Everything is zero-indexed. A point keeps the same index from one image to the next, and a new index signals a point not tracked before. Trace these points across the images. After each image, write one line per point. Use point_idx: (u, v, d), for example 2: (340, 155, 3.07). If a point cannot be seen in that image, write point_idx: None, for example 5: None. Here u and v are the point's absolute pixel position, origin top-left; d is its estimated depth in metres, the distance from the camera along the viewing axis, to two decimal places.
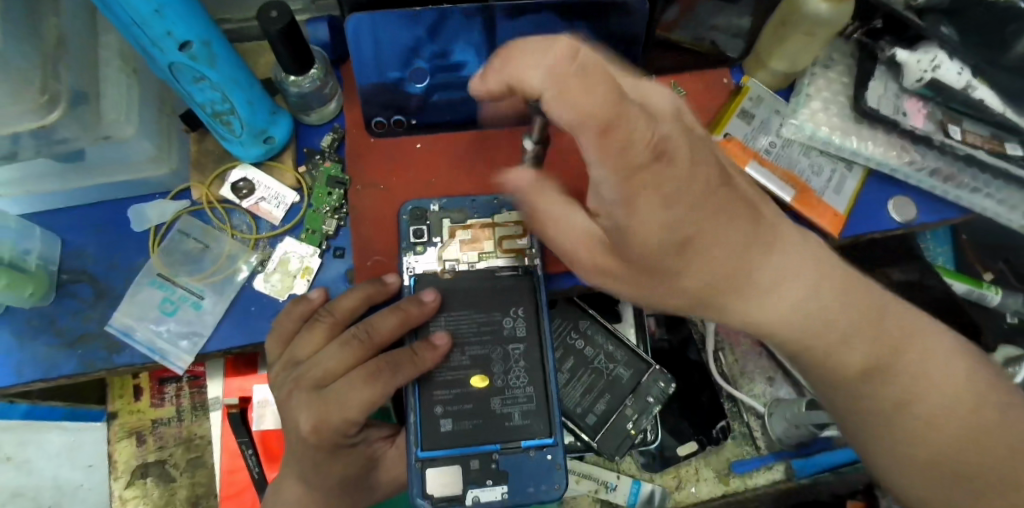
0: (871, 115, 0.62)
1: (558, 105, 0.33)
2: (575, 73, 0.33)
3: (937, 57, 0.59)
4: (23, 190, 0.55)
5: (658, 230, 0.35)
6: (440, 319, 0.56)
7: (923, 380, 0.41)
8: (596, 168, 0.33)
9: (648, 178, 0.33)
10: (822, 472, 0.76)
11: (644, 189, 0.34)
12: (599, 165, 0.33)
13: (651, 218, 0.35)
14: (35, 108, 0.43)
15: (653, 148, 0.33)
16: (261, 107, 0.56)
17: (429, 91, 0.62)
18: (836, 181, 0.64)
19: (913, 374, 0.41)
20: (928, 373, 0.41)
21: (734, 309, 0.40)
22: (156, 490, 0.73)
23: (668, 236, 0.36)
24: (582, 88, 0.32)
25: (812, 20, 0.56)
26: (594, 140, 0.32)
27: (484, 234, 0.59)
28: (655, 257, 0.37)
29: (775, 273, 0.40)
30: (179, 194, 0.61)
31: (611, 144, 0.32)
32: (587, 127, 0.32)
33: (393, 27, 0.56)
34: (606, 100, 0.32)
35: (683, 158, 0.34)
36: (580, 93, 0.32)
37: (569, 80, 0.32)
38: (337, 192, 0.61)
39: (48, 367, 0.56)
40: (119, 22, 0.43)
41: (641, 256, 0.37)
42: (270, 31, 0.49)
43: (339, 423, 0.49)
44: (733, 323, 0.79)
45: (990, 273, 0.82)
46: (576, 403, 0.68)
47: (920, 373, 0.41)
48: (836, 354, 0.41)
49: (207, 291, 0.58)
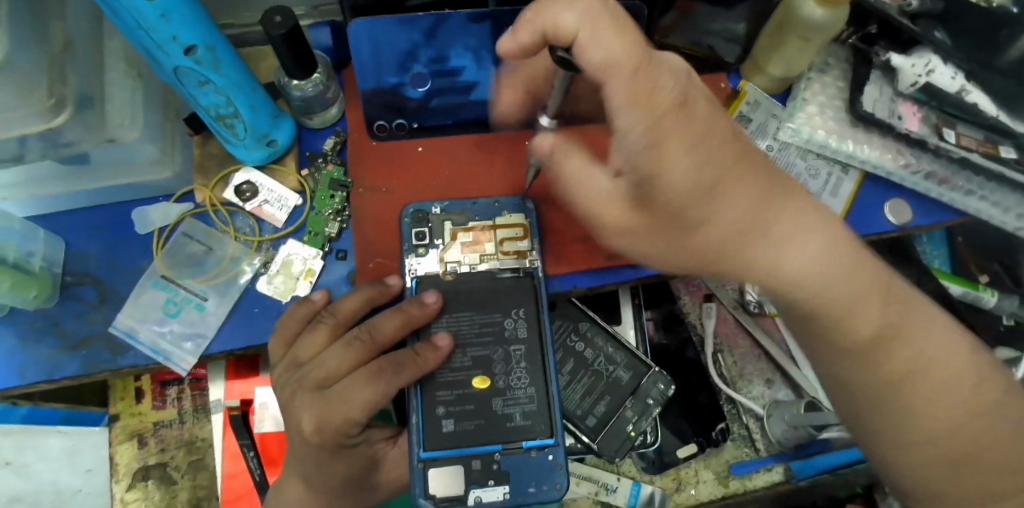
0: (866, 118, 0.63)
1: (591, 50, 0.40)
2: (608, 18, 0.40)
3: (931, 61, 0.60)
4: (28, 192, 0.56)
5: (688, 175, 0.40)
6: (441, 321, 0.56)
7: (926, 350, 0.43)
8: (624, 112, 0.40)
9: (674, 122, 0.40)
10: (821, 473, 0.76)
11: (670, 133, 0.39)
12: (628, 109, 0.40)
13: (681, 161, 0.39)
14: (42, 111, 0.44)
15: (676, 96, 0.40)
16: (264, 111, 0.56)
17: (428, 96, 0.63)
18: (833, 183, 0.65)
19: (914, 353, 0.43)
20: (928, 349, 0.43)
21: (748, 268, 0.42)
22: (157, 493, 0.73)
23: (698, 174, 0.40)
24: (616, 38, 0.40)
25: (806, 25, 0.57)
26: (625, 82, 0.39)
27: (484, 236, 0.60)
28: (682, 203, 0.40)
29: (777, 249, 0.42)
30: (182, 196, 0.61)
31: (640, 86, 0.40)
32: (619, 71, 0.40)
33: (390, 31, 0.57)
34: (632, 50, 0.40)
35: (702, 107, 0.41)
36: (613, 41, 0.40)
37: (603, 22, 0.40)
38: (339, 195, 0.61)
39: (52, 369, 0.56)
40: (125, 27, 0.44)
41: (671, 202, 0.40)
42: (274, 36, 0.50)
43: (341, 423, 0.49)
44: (731, 325, 0.80)
45: (985, 275, 0.82)
46: (576, 405, 0.69)
47: (921, 350, 0.43)
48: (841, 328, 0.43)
49: (210, 292, 0.58)
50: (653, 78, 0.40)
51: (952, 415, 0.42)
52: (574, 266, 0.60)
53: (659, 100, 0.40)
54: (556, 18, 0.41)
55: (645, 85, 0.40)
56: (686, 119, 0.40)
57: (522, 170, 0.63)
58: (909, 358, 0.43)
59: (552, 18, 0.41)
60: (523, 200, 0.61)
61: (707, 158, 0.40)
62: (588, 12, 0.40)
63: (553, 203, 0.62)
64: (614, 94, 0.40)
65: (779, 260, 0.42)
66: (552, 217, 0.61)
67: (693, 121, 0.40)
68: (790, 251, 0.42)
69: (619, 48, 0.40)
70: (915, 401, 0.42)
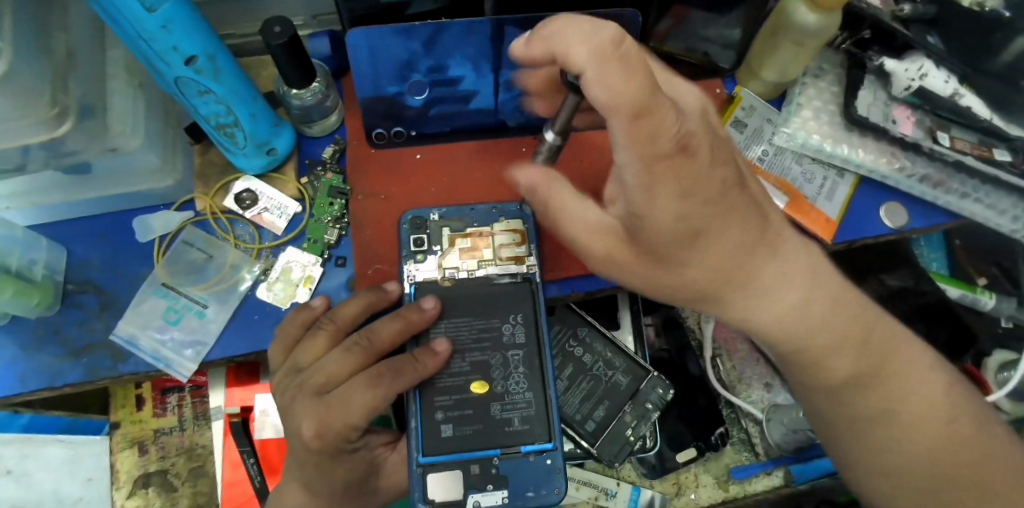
0: (860, 122, 0.64)
1: (595, 89, 0.37)
2: (618, 60, 0.36)
3: (923, 66, 0.61)
4: (30, 202, 0.57)
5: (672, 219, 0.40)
6: (440, 326, 0.57)
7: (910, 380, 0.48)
8: (622, 151, 0.38)
9: (668, 167, 0.38)
10: (822, 477, 0.76)
11: (661, 178, 0.38)
12: (626, 148, 0.37)
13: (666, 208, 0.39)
14: (46, 120, 0.45)
15: (676, 142, 0.37)
16: (264, 119, 0.57)
17: (427, 104, 0.64)
18: (828, 187, 0.66)
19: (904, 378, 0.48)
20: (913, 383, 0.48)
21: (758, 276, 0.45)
22: (158, 500, 0.73)
23: (704, 198, 0.40)
24: (624, 80, 0.36)
25: (801, 31, 0.58)
26: (625, 125, 0.36)
27: (482, 242, 0.60)
28: None
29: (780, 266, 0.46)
30: (183, 205, 0.62)
31: (640, 131, 0.36)
32: (620, 110, 0.36)
33: (388, 42, 0.58)
34: (643, 91, 0.36)
35: (703, 153, 0.39)
36: (619, 81, 0.36)
37: (610, 64, 0.36)
38: (338, 202, 0.62)
39: (53, 376, 0.56)
40: (127, 37, 0.45)
41: (674, 225, 0.42)
42: (274, 46, 0.51)
43: (340, 428, 0.50)
44: (730, 329, 0.80)
45: (984, 278, 0.83)
46: (575, 409, 0.69)
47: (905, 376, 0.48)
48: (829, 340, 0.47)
49: (211, 300, 0.59)
50: (656, 120, 0.36)
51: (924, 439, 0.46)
52: (572, 270, 0.60)
53: (657, 148, 0.37)
54: (568, 49, 0.39)
55: (647, 128, 0.36)
56: (685, 166, 0.38)
57: None
58: (894, 392, 0.47)
59: (565, 49, 0.39)
60: (521, 207, 0.61)
61: (697, 207, 0.40)
62: (602, 46, 0.37)
63: None
64: (615, 131, 0.37)
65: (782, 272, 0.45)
66: None
67: (688, 172, 0.39)
68: (783, 274, 0.46)
69: (625, 88, 0.36)
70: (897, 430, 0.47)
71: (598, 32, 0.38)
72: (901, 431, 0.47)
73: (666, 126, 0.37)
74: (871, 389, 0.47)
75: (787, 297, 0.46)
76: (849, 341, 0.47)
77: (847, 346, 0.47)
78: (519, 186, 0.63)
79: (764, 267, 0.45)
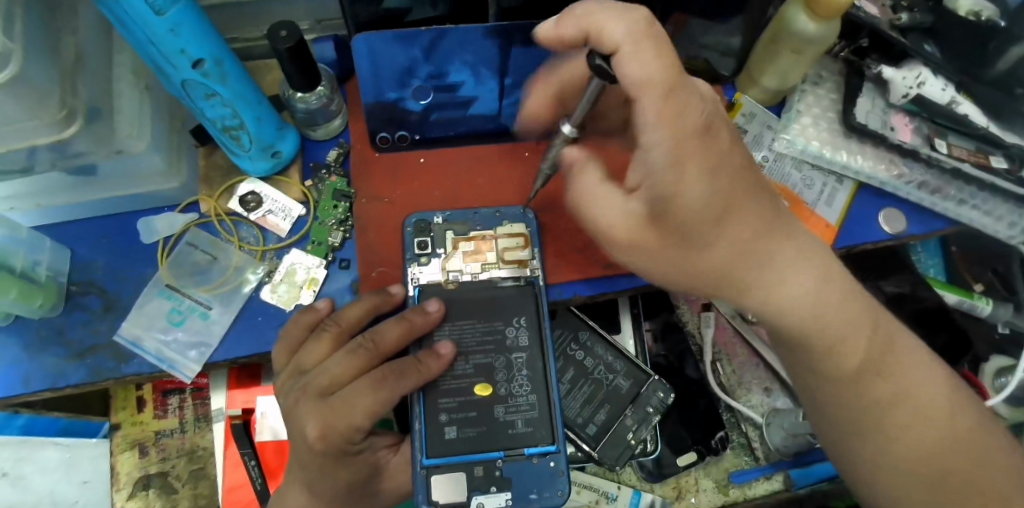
0: (859, 129, 0.64)
1: (628, 65, 0.39)
2: (651, 40, 0.38)
3: (921, 74, 0.62)
4: (36, 203, 0.57)
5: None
6: (444, 329, 0.57)
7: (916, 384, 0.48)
8: (650, 131, 0.40)
9: (697, 145, 0.40)
10: (821, 482, 0.76)
11: (690, 157, 0.40)
12: (654, 128, 0.40)
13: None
14: (54, 122, 0.45)
15: (702, 119, 0.41)
16: (270, 122, 0.57)
17: (429, 109, 0.64)
18: (828, 193, 0.66)
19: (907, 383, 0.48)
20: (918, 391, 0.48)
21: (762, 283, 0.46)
22: (158, 501, 0.73)
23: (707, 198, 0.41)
24: (655, 59, 0.38)
25: (801, 38, 0.59)
26: (657, 101, 0.39)
27: (486, 246, 0.61)
28: (674, 224, 0.42)
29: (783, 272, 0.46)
30: (187, 207, 0.62)
31: (668, 108, 0.39)
32: (650, 89, 0.39)
33: (389, 48, 0.59)
34: (672, 71, 0.39)
35: (717, 156, 0.41)
36: (652, 59, 0.38)
37: (645, 41, 0.38)
38: (342, 205, 0.63)
39: (57, 377, 0.56)
40: (135, 41, 0.45)
41: (685, 222, 0.42)
42: (279, 49, 0.51)
43: (344, 430, 0.50)
44: (730, 334, 0.81)
45: (980, 284, 0.83)
46: (576, 413, 0.69)
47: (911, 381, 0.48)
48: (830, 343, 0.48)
49: (215, 301, 0.59)
50: (681, 100, 0.40)
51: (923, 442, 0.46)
52: (574, 274, 0.61)
53: (685, 125, 0.40)
54: (601, 26, 0.39)
55: (674, 107, 0.39)
56: (710, 144, 0.41)
57: (526, 180, 0.64)
58: (893, 392, 0.47)
59: (599, 27, 0.40)
60: (525, 210, 0.61)
61: (723, 187, 0.42)
62: (635, 26, 0.38)
63: (553, 213, 0.63)
64: (645, 109, 0.39)
65: (782, 277, 0.46)
66: (552, 228, 0.62)
67: (712, 150, 0.41)
68: (788, 277, 0.46)
69: (657, 68, 0.38)
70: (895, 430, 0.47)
71: (629, 14, 0.39)
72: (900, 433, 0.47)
73: (692, 105, 0.40)
74: (874, 388, 0.47)
75: (791, 296, 0.47)
76: (849, 347, 0.47)
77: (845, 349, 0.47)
78: (522, 191, 0.64)
79: (766, 275, 0.46)
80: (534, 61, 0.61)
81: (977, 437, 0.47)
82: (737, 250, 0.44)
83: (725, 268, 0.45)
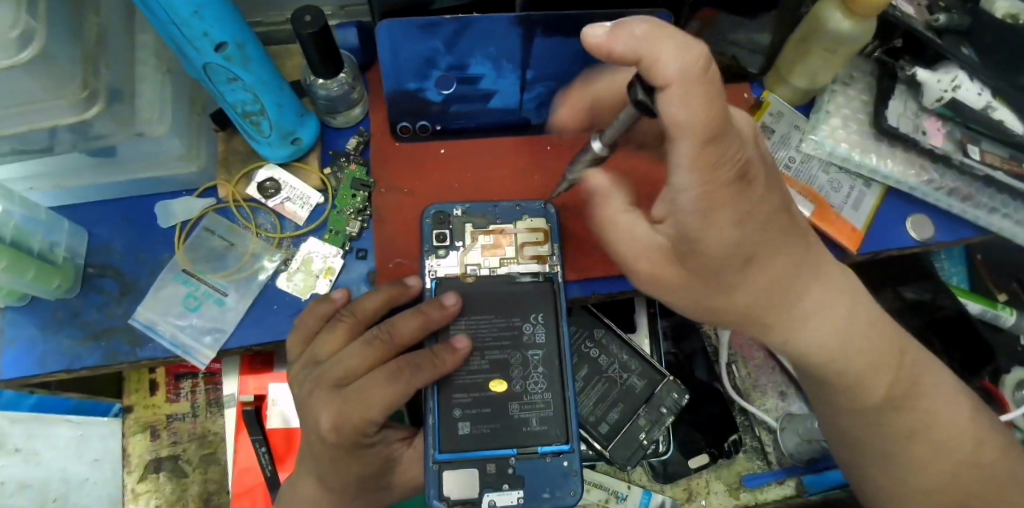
0: (890, 133, 0.63)
1: (668, 106, 0.34)
2: (704, 85, 0.33)
3: (957, 78, 0.59)
4: (54, 183, 0.57)
5: (726, 246, 0.40)
6: (460, 323, 0.56)
7: (942, 405, 0.49)
8: None
9: (728, 195, 0.38)
10: (833, 489, 0.74)
11: (731, 195, 0.39)
12: (687, 172, 0.36)
13: (721, 222, 0.40)
14: (76, 103, 0.45)
15: (738, 170, 0.37)
16: (290, 109, 0.57)
17: (450, 100, 0.62)
18: (855, 197, 0.65)
19: (927, 407, 0.49)
20: (945, 414, 0.49)
21: (791, 304, 0.46)
22: (168, 485, 0.74)
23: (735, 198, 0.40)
24: (704, 105, 0.33)
25: (834, 38, 0.57)
26: (693, 149, 0.35)
27: (505, 240, 0.60)
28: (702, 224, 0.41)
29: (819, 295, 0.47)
30: (205, 192, 0.62)
31: (706, 156, 0.35)
32: (693, 135, 0.34)
33: (410, 38, 0.56)
34: (719, 118, 0.34)
35: (760, 174, 0.40)
36: (699, 105, 0.33)
37: (695, 89, 0.33)
38: (361, 194, 0.62)
39: (72, 359, 0.56)
40: (158, 21, 0.44)
41: None
42: (303, 35, 0.50)
43: (358, 423, 0.49)
44: (746, 336, 0.79)
45: (1004, 294, 0.82)
46: (589, 411, 0.69)
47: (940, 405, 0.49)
48: (848, 362, 0.48)
49: (230, 288, 0.59)
50: (721, 148, 0.35)
51: (941, 466, 0.48)
52: (593, 272, 0.60)
53: (719, 176, 0.36)
54: (653, 56, 0.34)
55: (712, 157, 0.35)
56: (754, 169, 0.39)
57: (548, 176, 0.63)
58: (924, 417, 0.49)
59: (651, 57, 0.34)
60: (545, 206, 0.61)
61: (748, 232, 0.40)
62: (691, 66, 0.33)
63: (575, 208, 0.62)
64: None
65: (806, 292, 0.46)
66: (574, 224, 0.61)
67: (744, 199, 0.39)
68: (813, 287, 0.46)
69: (703, 114, 0.34)
70: (920, 448, 0.49)
71: (687, 48, 0.33)
72: (927, 452, 0.49)
73: (729, 156, 0.36)
74: (905, 412, 0.49)
75: (815, 304, 0.46)
76: (872, 361, 0.48)
77: (864, 357, 0.48)
78: (543, 187, 0.63)
79: (795, 285, 0.45)
80: (560, 56, 0.59)
81: (1001, 460, 0.49)
82: (783, 270, 0.44)
83: (758, 282, 0.44)
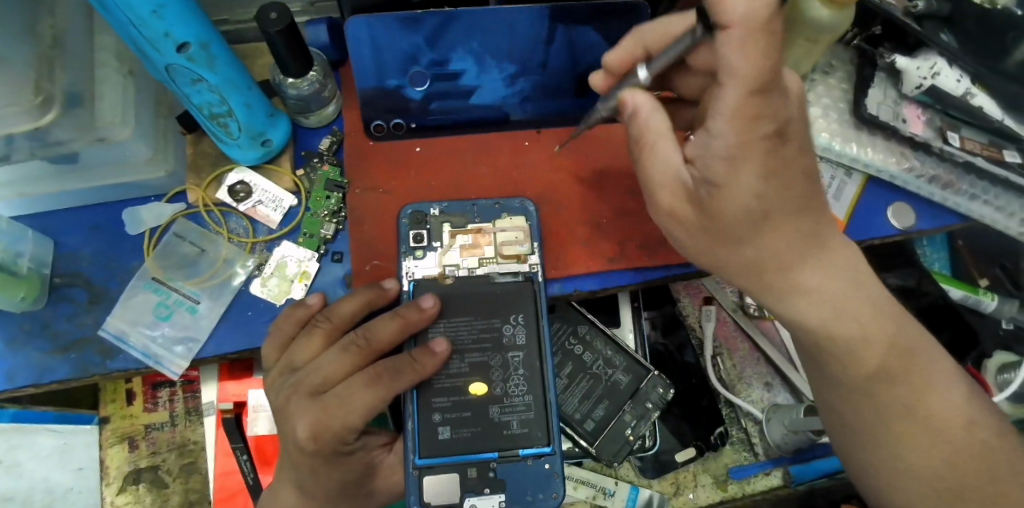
0: (870, 121, 0.62)
1: (727, 50, 0.37)
2: (766, 33, 0.36)
3: (936, 64, 0.58)
4: (17, 192, 0.55)
5: None
6: (438, 325, 0.55)
7: None
8: (720, 120, 0.39)
9: (764, 148, 0.39)
10: (820, 478, 0.75)
11: None
12: (727, 120, 0.38)
13: None
14: (31, 109, 0.43)
15: (774, 128, 0.39)
16: (260, 109, 0.55)
17: (428, 97, 0.61)
18: (837, 186, 0.65)
19: None
20: None
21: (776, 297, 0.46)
22: (149, 496, 0.72)
23: None
24: (760, 54, 0.36)
25: (814, 26, 0.56)
26: (739, 96, 0.37)
27: (484, 239, 0.59)
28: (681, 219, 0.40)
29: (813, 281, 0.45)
30: (174, 196, 0.60)
31: (750, 106, 0.38)
32: (743, 83, 0.37)
33: (389, 33, 0.56)
34: (769, 73, 0.37)
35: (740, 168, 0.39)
36: (755, 54, 0.36)
37: (757, 36, 0.36)
38: (335, 195, 0.61)
39: (41, 372, 0.55)
40: (116, 21, 0.42)
41: None
42: (269, 33, 0.49)
43: (338, 430, 0.48)
44: (731, 328, 0.79)
45: (985, 278, 0.81)
46: (575, 408, 0.68)
47: None
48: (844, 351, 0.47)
49: (203, 295, 0.57)
50: (766, 101, 0.38)
51: None
52: (575, 270, 0.59)
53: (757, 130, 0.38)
54: None
55: (757, 106, 0.38)
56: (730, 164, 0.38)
57: (526, 171, 0.62)
58: None
59: None
60: (524, 202, 0.60)
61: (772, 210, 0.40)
62: (756, 12, 0.36)
63: (552, 207, 0.61)
64: None
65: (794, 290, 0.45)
66: (553, 220, 0.60)
67: (768, 173, 0.40)
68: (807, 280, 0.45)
69: (758, 62, 0.36)
70: None
71: None
72: None
73: (771, 112, 0.38)
74: None
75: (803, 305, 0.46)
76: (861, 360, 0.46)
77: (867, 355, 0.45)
78: (521, 185, 0.62)
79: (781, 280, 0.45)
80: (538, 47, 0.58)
81: None
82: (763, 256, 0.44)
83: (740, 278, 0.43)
